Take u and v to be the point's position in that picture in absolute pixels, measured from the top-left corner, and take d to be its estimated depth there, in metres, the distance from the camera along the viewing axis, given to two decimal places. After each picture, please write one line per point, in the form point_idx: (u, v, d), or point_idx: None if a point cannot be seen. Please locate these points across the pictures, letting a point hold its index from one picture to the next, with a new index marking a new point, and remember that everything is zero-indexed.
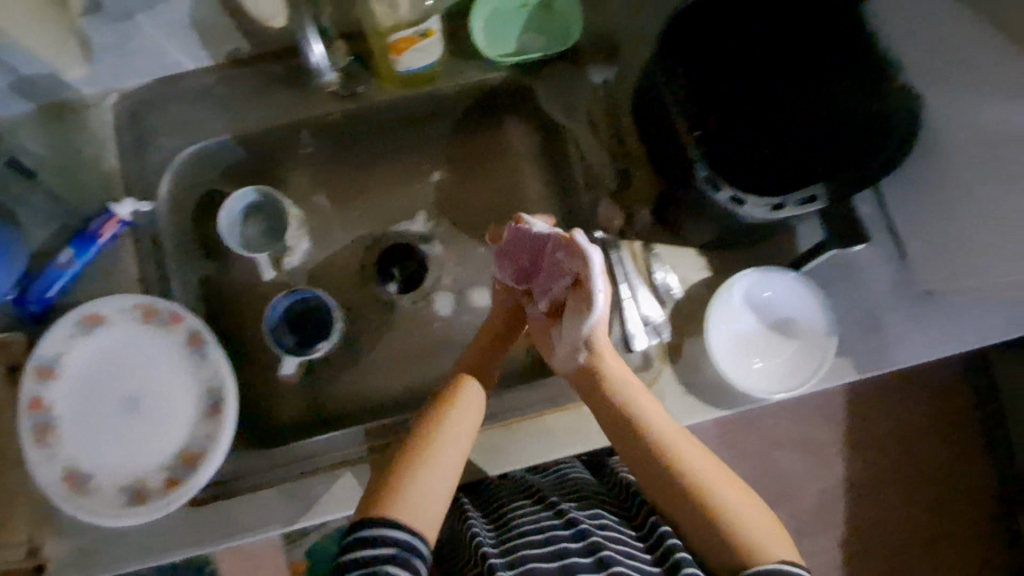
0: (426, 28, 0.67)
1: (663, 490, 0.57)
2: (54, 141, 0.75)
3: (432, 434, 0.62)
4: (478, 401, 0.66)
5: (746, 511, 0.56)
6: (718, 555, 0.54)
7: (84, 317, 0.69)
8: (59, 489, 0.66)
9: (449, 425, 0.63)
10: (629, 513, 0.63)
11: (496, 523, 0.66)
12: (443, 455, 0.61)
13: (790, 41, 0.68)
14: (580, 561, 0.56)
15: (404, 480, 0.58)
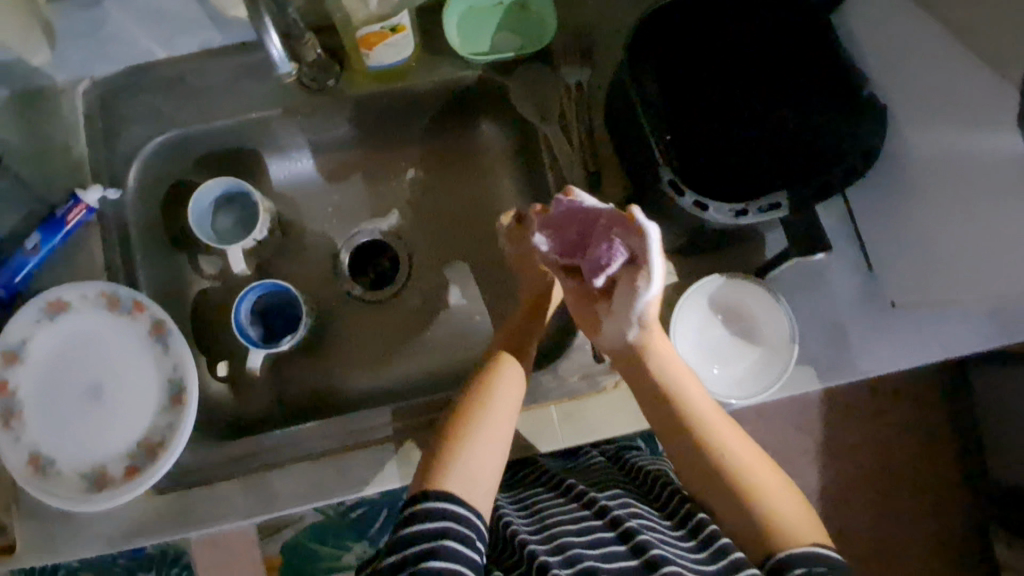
0: (395, 23, 0.67)
1: (704, 476, 0.59)
2: (22, 127, 0.74)
3: (479, 404, 0.63)
4: (518, 372, 0.67)
5: (784, 500, 0.57)
6: (755, 544, 0.55)
7: (50, 303, 0.69)
8: (23, 472, 0.67)
9: (495, 394, 0.65)
10: (655, 502, 0.63)
11: (527, 513, 0.66)
12: (490, 425, 0.62)
13: (763, 48, 0.67)
14: (619, 548, 0.55)
15: (455, 449, 0.60)
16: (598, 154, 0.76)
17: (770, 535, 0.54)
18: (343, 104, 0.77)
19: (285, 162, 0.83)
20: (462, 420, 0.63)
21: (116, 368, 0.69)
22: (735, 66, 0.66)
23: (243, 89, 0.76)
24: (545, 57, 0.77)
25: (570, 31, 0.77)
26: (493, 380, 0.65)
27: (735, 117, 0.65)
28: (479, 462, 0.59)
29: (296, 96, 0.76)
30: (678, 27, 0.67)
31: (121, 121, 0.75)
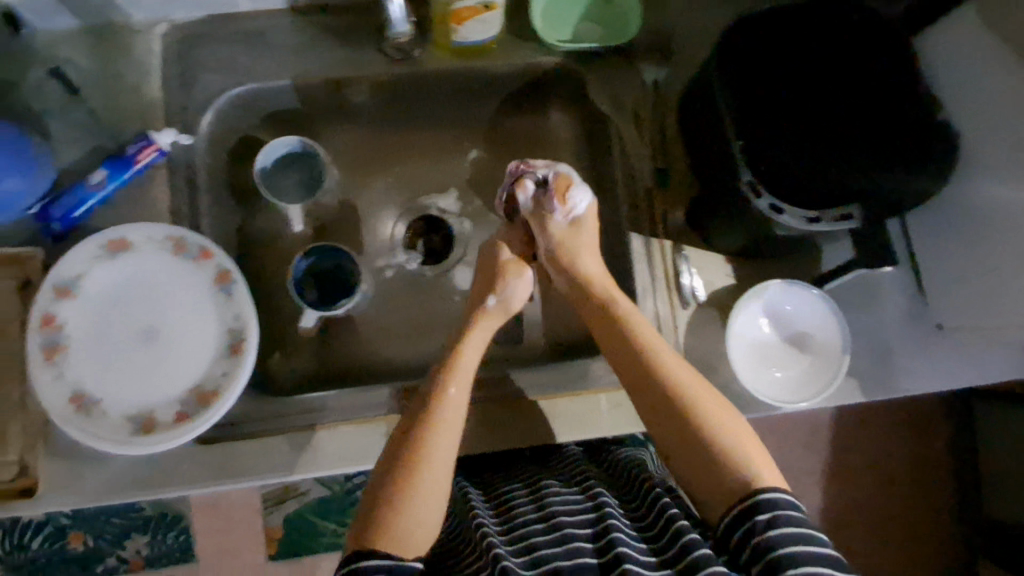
0: (491, 0, 0.68)
1: (670, 436, 0.60)
2: (94, 61, 0.72)
3: (429, 421, 0.60)
4: (466, 381, 0.65)
5: (750, 448, 0.57)
6: (717, 497, 0.56)
7: (109, 242, 0.68)
8: (65, 410, 0.66)
9: (444, 410, 0.61)
10: (630, 503, 0.63)
11: (496, 507, 0.67)
12: (441, 448, 0.59)
13: (845, 65, 0.69)
14: (586, 548, 0.56)
15: (408, 479, 0.56)
16: (669, 153, 0.77)
17: (733, 487, 0.55)
18: (420, 77, 0.78)
19: (353, 129, 0.83)
20: (415, 438, 0.59)
21: (172, 314, 0.69)
22: (817, 80, 0.68)
23: (323, 51, 0.76)
24: (625, 53, 0.78)
25: (651, 30, 0.78)
26: (444, 396, 0.63)
27: (813, 128, 0.67)
28: (433, 492, 0.57)
29: (376, 63, 0.76)
30: (766, 35, 0.68)
31: (197, 66, 0.73)
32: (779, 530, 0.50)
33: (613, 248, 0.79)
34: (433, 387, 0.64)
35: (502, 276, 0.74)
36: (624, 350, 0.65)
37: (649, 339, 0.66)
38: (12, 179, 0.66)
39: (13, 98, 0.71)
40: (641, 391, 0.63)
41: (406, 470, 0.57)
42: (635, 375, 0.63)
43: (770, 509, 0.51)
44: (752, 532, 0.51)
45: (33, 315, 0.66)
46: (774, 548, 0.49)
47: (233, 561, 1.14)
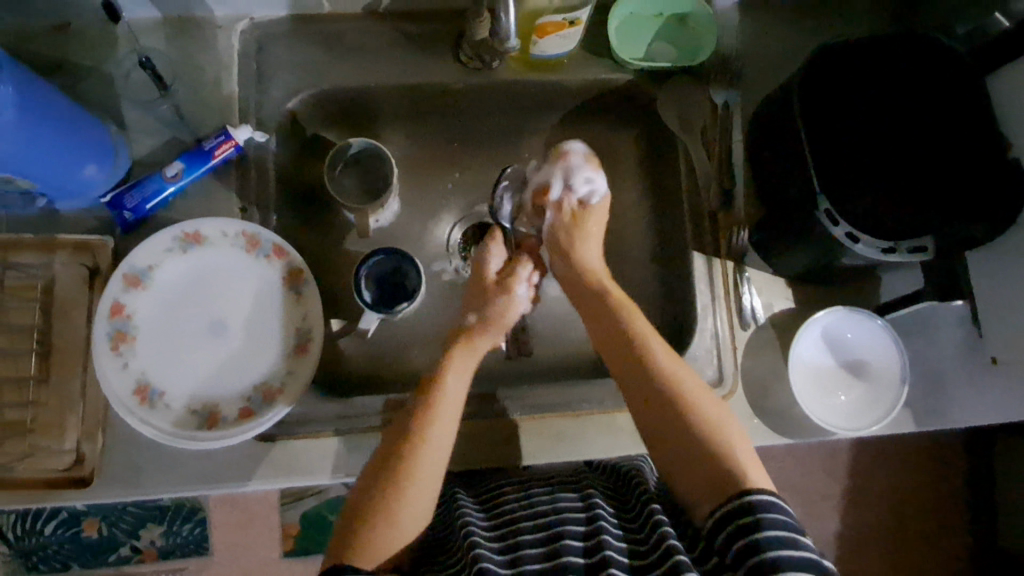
0: (576, 17, 0.69)
1: (673, 447, 0.59)
2: (174, 55, 0.73)
3: (418, 436, 0.59)
4: (458, 394, 0.64)
5: (743, 451, 0.58)
6: (710, 497, 0.55)
7: (184, 234, 0.69)
8: (130, 401, 0.65)
9: (436, 426, 0.60)
10: (626, 509, 0.64)
11: (484, 501, 0.67)
12: (429, 464, 0.58)
13: (921, 98, 0.70)
14: (574, 546, 0.57)
15: (394, 494, 0.56)
16: (735, 175, 0.78)
17: (727, 492, 0.55)
18: (492, 86, 0.78)
19: (416, 132, 0.82)
20: (403, 451, 0.58)
21: (242, 309, 0.70)
22: (887, 114, 0.70)
23: (398, 56, 0.76)
24: (696, 74, 0.79)
25: (722, 54, 0.79)
26: (434, 409, 0.61)
27: (883, 160, 0.68)
28: (417, 505, 0.57)
29: (450, 70, 0.77)
30: (841, 66, 0.70)
31: (274, 63, 0.74)
32: (764, 533, 0.50)
33: (672, 265, 0.79)
34: (426, 402, 0.62)
35: (484, 296, 0.74)
36: (625, 357, 0.65)
37: (657, 348, 0.65)
38: (90, 168, 0.67)
39: (96, 86, 0.72)
40: (651, 404, 0.62)
41: (391, 487, 0.56)
42: (644, 384, 0.63)
43: (754, 513, 0.51)
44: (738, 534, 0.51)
45: (103, 302, 0.66)
46: (761, 550, 0.49)
47: (249, 557, 1.11)
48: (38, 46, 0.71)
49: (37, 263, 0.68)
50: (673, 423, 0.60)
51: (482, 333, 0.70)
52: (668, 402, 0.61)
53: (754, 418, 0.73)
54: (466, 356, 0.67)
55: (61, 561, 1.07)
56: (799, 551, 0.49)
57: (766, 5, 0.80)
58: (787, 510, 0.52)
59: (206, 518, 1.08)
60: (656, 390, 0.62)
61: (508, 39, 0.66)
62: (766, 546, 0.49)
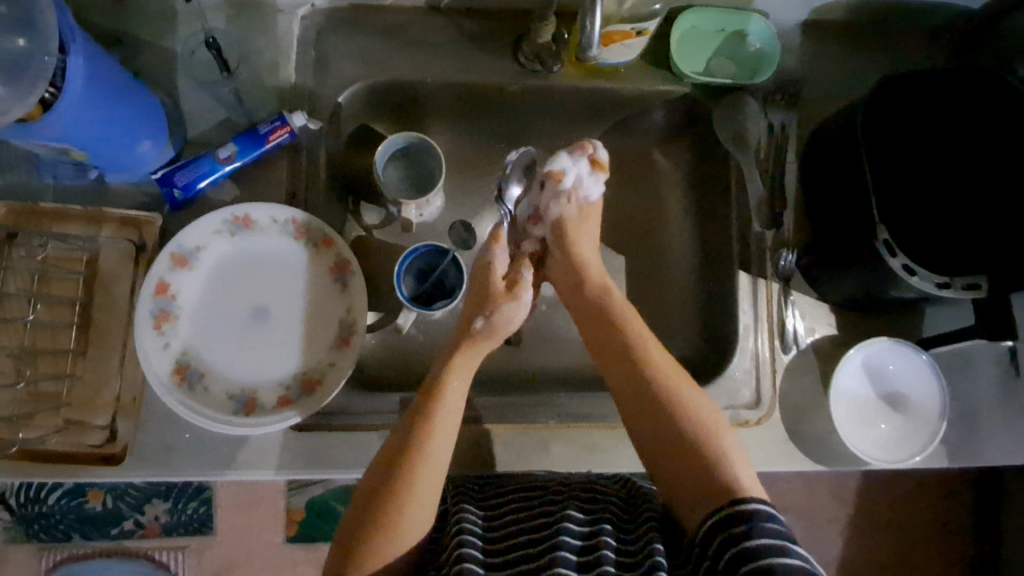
0: (643, 27, 0.69)
1: (662, 461, 0.58)
2: (234, 37, 0.73)
3: (416, 452, 0.57)
4: (457, 415, 0.61)
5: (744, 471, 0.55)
6: (702, 506, 0.54)
7: (234, 218, 0.69)
8: (170, 381, 0.65)
9: (433, 444, 0.58)
10: (628, 518, 0.62)
11: (487, 500, 0.65)
12: (427, 480, 0.57)
13: (984, 135, 0.69)
14: (567, 559, 0.56)
15: (392, 516, 0.55)
16: (786, 197, 0.77)
17: (715, 497, 0.53)
18: (551, 90, 0.77)
19: (465, 128, 0.81)
20: (402, 470, 0.57)
21: (290, 295, 0.70)
22: (947, 149, 0.69)
23: (457, 52, 0.75)
24: (754, 93, 0.78)
25: (782, 76, 0.78)
26: (436, 422, 0.59)
27: (938, 195, 0.68)
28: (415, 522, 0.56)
29: (507, 70, 0.76)
30: (905, 99, 0.70)
31: (332, 52, 0.73)
32: (753, 523, 0.49)
33: (715, 282, 0.79)
34: (426, 413, 0.60)
35: (495, 301, 0.70)
36: (626, 373, 0.63)
37: (660, 361, 0.63)
38: (145, 144, 0.66)
39: (153, 62, 0.71)
40: (644, 419, 0.60)
41: (388, 505, 0.55)
42: (642, 399, 0.61)
43: (738, 508, 0.50)
44: (720, 526, 0.50)
45: (148, 281, 0.66)
46: (743, 537, 0.49)
47: (252, 539, 1.07)
48: (99, 18, 0.71)
49: (83, 235, 0.68)
50: (661, 432, 0.59)
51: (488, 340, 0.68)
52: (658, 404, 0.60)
53: (789, 442, 0.72)
54: (463, 371, 0.64)
55: (63, 531, 1.02)
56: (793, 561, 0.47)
57: (829, 29, 0.80)
58: (782, 518, 0.50)
59: (212, 497, 1.06)
60: (649, 405, 0.60)
61: (591, 49, 0.63)
62: (750, 533, 0.49)
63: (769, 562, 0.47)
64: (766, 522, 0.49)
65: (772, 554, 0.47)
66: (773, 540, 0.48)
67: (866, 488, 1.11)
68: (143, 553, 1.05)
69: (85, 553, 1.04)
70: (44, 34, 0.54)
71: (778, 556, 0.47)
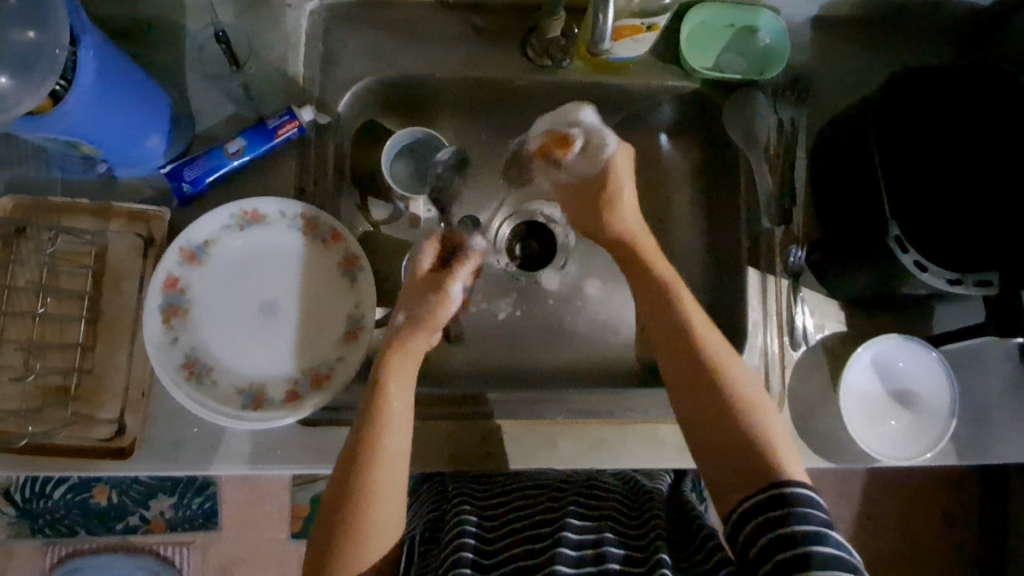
0: (654, 22, 0.69)
1: (703, 435, 0.57)
2: (242, 31, 0.72)
3: (375, 451, 0.56)
4: (409, 408, 0.59)
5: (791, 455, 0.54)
6: (739, 486, 0.53)
7: (243, 212, 0.69)
8: (178, 375, 0.65)
9: (387, 442, 0.57)
10: (632, 517, 0.62)
11: (490, 504, 0.65)
12: (390, 478, 0.56)
13: (996, 131, 0.69)
14: (566, 554, 0.56)
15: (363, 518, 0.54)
16: (795, 193, 0.77)
17: (756, 478, 0.53)
18: (559, 85, 0.76)
19: (472, 123, 0.80)
20: (361, 472, 0.55)
21: (298, 289, 0.70)
22: (959, 145, 0.69)
23: (466, 47, 0.75)
24: (764, 89, 0.78)
25: (792, 71, 0.78)
26: (386, 419, 0.58)
27: (949, 191, 0.68)
28: (388, 516, 0.56)
29: (515, 65, 0.75)
30: (916, 95, 0.69)
31: (341, 46, 0.73)
32: (794, 511, 0.49)
33: (724, 278, 0.78)
34: (376, 413, 0.58)
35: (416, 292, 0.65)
36: (671, 333, 0.61)
37: (711, 337, 0.60)
38: (154, 138, 0.66)
39: (161, 56, 0.71)
40: (690, 390, 0.58)
41: (358, 503, 0.55)
42: (689, 370, 0.59)
43: (781, 493, 0.50)
44: (757, 513, 0.51)
45: (157, 275, 0.66)
46: (784, 523, 0.49)
47: (257, 535, 1.08)
48: (108, 12, 0.71)
49: (91, 230, 0.68)
50: (702, 403, 0.57)
51: (422, 331, 0.62)
52: (698, 373, 0.59)
53: (799, 439, 0.72)
54: (409, 363, 0.61)
55: (68, 526, 1.03)
56: (830, 548, 0.48)
57: (838, 24, 0.79)
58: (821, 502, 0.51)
59: (216, 493, 1.06)
60: (699, 377, 0.58)
61: (603, 44, 0.63)
62: (794, 518, 0.49)
63: (809, 550, 0.47)
64: (807, 510, 0.50)
65: (812, 542, 0.47)
66: (811, 527, 0.48)
67: (871, 485, 1.11)
68: (148, 548, 1.05)
69: (90, 547, 1.04)
70: (56, 27, 0.54)
71: (818, 543, 0.48)
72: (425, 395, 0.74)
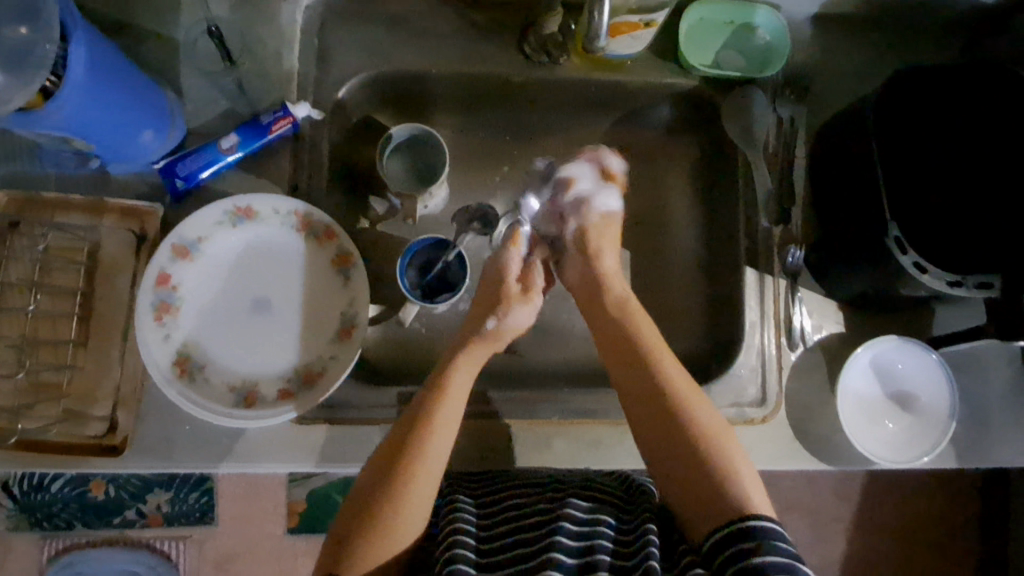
0: (651, 19, 0.68)
1: (662, 462, 0.59)
2: (237, 26, 0.72)
3: (418, 457, 0.57)
4: (459, 404, 0.62)
5: (751, 486, 0.56)
6: (705, 515, 0.54)
7: (236, 209, 0.68)
8: (170, 373, 0.65)
9: (435, 437, 0.59)
10: (625, 514, 0.62)
11: (484, 496, 0.64)
12: (430, 471, 0.58)
13: (997, 130, 0.68)
14: (560, 561, 0.56)
15: (396, 507, 0.56)
16: (795, 192, 0.76)
17: (715, 508, 0.54)
18: (557, 82, 0.76)
19: (469, 120, 0.80)
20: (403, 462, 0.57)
21: (292, 287, 0.69)
22: (960, 143, 0.68)
23: (463, 43, 0.75)
24: (763, 87, 0.77)
25: (791, 69, 0.77)
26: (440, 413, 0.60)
27: (950, 190, 0.67)
28: (413, 516, 0.56)
29: (512, 62, 0.75)
30: (919, 92, 0.68)
31: (335, 42, 0.73)
32: (766, 542, 0.49)
33: (722, 277, 0.78)
34: (429, 410, 0.60)
35: (507, 302, 0.69)
36: (629, 366, 0.64)
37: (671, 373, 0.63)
38: (147, 134, 0.66)
39: (156, 51, 0.71)
40: (650, 428, 0.60)
41: (387, 505, 0.56)
42: (646, 401, 0.62)
43: (749, 523, 0.51)
44: (731, 540, 0.51)
45: (149, 272, 0.65)
46: (753, 554, 0.49)
47: (253, 532, 1.07)
48: (101, 6, 0.70)
49: (84, 225, 0.67)
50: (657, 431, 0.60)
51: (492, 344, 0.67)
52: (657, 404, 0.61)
53: (795, 441, 0.71)
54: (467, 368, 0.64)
55: (66, 520, 1.02)
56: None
57: (841, 21, 0.78)
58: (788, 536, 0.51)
59: (213, 489, 1.06)
60: (656, 414, 0.61)
61: (599, 40, 0.63)
62: (762, 549, 0.49)
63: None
64: (774, 541, 0.50)
65: (780, 573, 0.47)
66: (783, 559, 0.48)
67: (870, 487, 1.10)
68: (145, 542, 1.05)
69: (88, 541, 1.04)
70: (47, 23, 0.53)
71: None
72: None
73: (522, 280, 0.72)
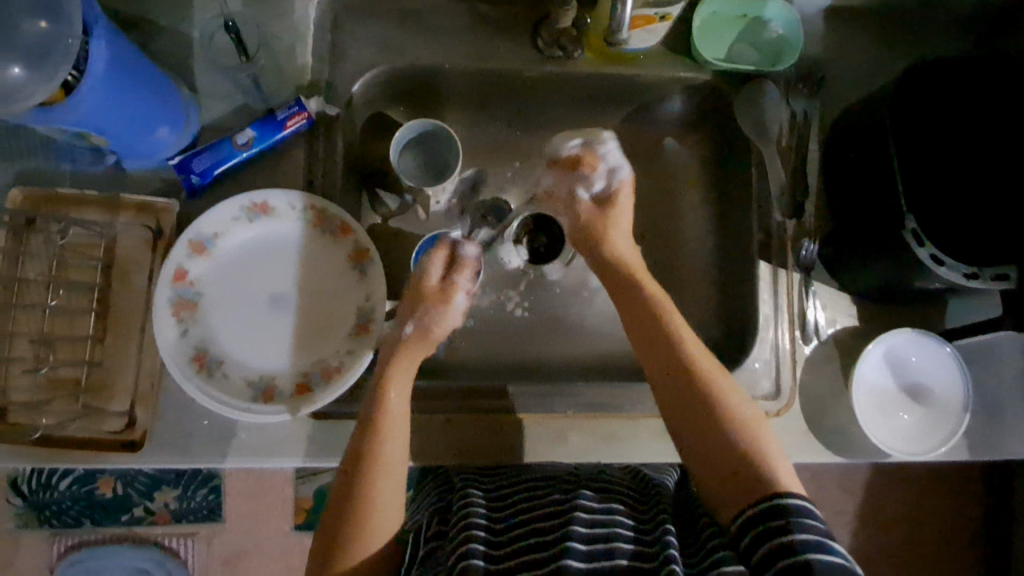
0: (667, 12, 0.68)
1: (691, 439, 0.59)
2: (251, 22, 0.72)
3: (376, 446, 0.58)
4: (406, 401, 0.62)
5: (784, 462, 0.55)
6: (736, 497, 0.54)
7: (253, 204, 0.68)
8: (188, 368, 0.65)
9: (388, 437, 0.59)
10: (641, 510, 0.62)
11: (499, 493, 0.65)
12: (391, 470, 0.58)
13: (1011, 123, 0.68)
14: (575, 549, 0.55)
15: (366, 507, 0.56)
16: (808, 187, 0.76)
17: (754, 487, 0.53)
18: (569, 77, 0.76)
19: (480, 115, 0.80)
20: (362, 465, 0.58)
21: (307, 282, 0.70)
22: (976, 137, 0.68)
23: (476, 38, 0.75)
24: (776, 81, 0.77)
25: (804, 63, 0.77)
26: (386, 415, 0.60)
27: (966, 183, 0.67)
28: (388, 501, 0.58)
29: (524, 57, 0.74)
30: (935, 86, 0.69)
31: (349, 38, 0.73)
32: (794, 519, 0.49)
33: (735, 272, 0.78)
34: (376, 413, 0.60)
35: (425, 303, 0.68)
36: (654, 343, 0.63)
37: (699, 354, 0.62)
38: (163, 129, 0.66)
39: (170, 48, 0.71)
40: (685, 410, 0.60)
41: (354, 504, 0.56)
42: (676, 378, 0.61)
43: (780, 501, 0.50)
44: (757, 520, 0.50)
45: (167, 268, 0.65)
46: (784, 530, 0.48)
47: (261, 528, 1.08)
48: (115, 3, 0.70)
49: (101, 222, 0.67)
50: (688, 411, 0.60)
51: (420, 343, 0.66)
52: (688, 382, 0.60)
53: (809, 433, 0.72)
54: (406, 365, 0.64)
55: (74, 517, 1.03)
56: (835, 559, 0.47)
57: (852, 15, 0.78)
58: (820, 513, 0.50)
59: (221, 486, 1.06)
60: (688, 393, 0.60)
61: (620, 32, 0.65)
62: (789, 528, 0.48)
63: (811, 559, 0.46)
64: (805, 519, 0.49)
65: (813, 551, 0.47)
66: (812, 537, 0.48)
67: (876, 481, 1.11)
68: (154, 539, 1.06)
69: (96, 539, 1.04)
70: (68, 18, 0.53)
71: (817, 553, 0.47)
72: (440, 389, 0.74)
73: (443, 280, 0.70)
